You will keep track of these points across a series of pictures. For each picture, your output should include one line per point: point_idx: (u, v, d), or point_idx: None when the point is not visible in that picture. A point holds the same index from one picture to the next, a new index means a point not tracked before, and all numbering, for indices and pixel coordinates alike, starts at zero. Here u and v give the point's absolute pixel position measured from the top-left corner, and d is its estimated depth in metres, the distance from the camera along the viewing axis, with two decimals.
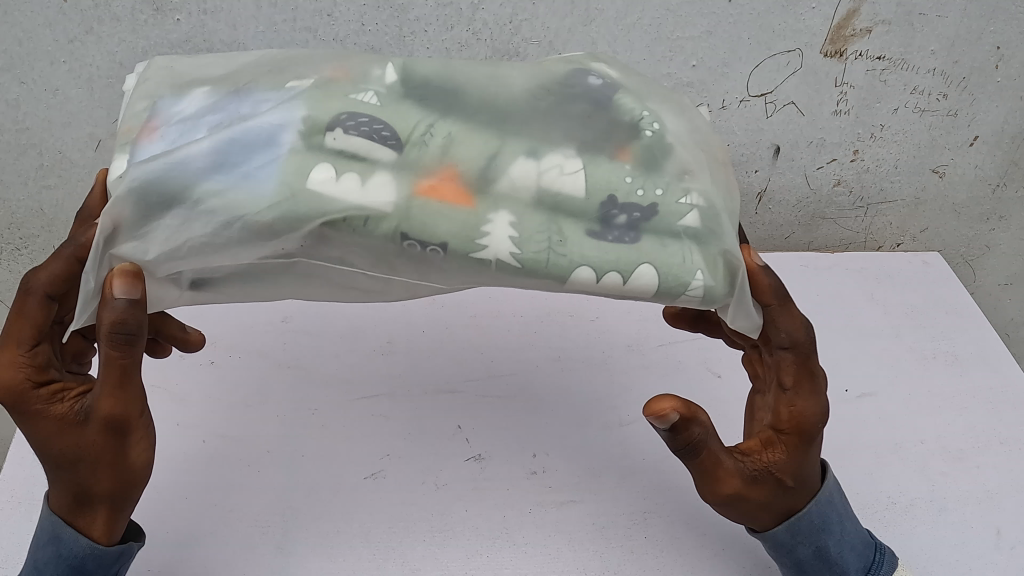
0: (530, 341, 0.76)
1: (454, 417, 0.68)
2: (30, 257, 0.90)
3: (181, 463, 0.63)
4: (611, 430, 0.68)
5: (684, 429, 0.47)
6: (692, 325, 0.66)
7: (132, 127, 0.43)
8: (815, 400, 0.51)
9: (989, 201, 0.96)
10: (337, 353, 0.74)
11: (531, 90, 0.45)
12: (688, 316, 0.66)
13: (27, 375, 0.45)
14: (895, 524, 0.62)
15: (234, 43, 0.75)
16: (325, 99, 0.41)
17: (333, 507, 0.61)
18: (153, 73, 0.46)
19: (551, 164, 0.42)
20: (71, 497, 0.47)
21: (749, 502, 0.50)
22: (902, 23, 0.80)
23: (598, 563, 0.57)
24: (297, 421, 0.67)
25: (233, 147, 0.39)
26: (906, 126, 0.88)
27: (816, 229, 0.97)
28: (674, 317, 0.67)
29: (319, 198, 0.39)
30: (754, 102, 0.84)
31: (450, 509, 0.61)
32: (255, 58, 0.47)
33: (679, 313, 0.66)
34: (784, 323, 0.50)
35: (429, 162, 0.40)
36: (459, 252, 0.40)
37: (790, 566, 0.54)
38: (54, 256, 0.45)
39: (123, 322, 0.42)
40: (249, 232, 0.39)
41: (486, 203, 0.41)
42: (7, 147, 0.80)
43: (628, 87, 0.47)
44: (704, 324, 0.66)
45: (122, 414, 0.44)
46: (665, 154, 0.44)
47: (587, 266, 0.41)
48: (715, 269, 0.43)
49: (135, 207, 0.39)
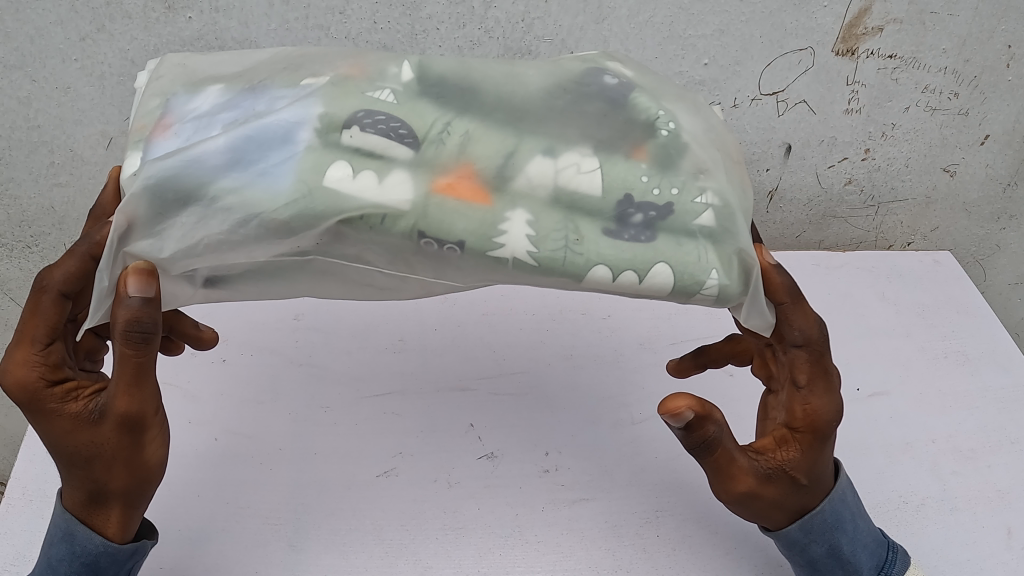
0: (542, 339, 0.77)
1: (466, 414, 0.68)
2: (41, 254, 0.90)
3: (194, 460, 0.64)
4: (622, 428, 0.68)
5: (699, 427, 0.47)
6: (694, 361, 0.62)
7: (147, 123, 0.43)
8: (829, 398, 0.51)
9: (1000, 200, 0.95)
10: (348, 351, 0.74)
11: (547, 89, 0.45)
12: (690, 360, 0.62)
13: (41, 374, 0.45)
14: (906, 523, 0.62)
15: (246, 41, 0.76)
16: (342, 96, 0.41)
17: (345, 505, 0.61)
18: (167, 70, 0.46)
19: (568, 163, 0.42)
20: (87, 494, 0.47)
21: (763, 500, 0.51)
22: (914, 22, 0.79)
23: (610, 561, 0.58)
24: (309, 418, 0.68)
25: (249, 144, 0.40)
26: (917, 125, 0.88)
27: (826, 227, 0.97)
28: (681, 370, 0.63)
29: (337, 196, 0.39)
30: (766, 100, 0.84)
31: (462, 507, 0.61)
32: (269, 55, 0.47)
33: (681, 364, 0.63)
34: (798, 321, 0.50)
35: (446, 160, 0.41)
36: (476, 250, 0.40)
37: (803, 565, 0.54)
38: (69, 254, 0.45)
39: (139, 320, 0.42)
40: (265, 230, 0.39)
41: (503, 201, 0.41)
42: (19, 145, 0.81)
43: (644, 86, 0.47)
44: (707, 359, 0.63)
45: (137, 412, 0.45)
46: (681, 153, 0.44)
47: (604, 265, 0.41)
48: (731, 268, 0.43)
49: (150, 203, 0.39)
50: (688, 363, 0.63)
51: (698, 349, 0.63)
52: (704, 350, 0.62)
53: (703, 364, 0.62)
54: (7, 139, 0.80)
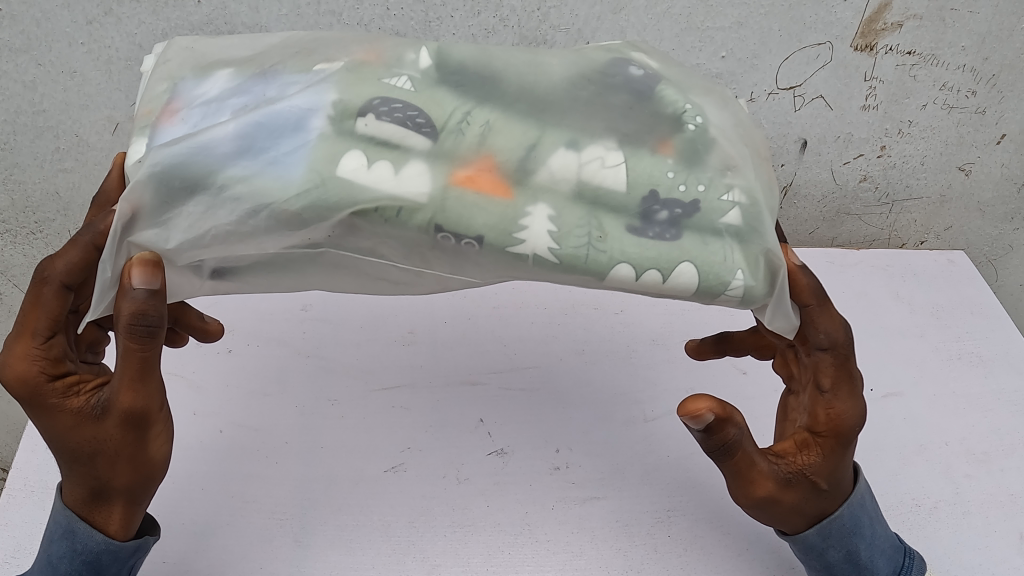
0: (553, 333, 0.75)
1: (476, 409, 0.67)
2: (45, 241, 0.89)
3: (198, 452, 0.63)
4: (634, 426, 0.67)
5: (719, 430, 0.46)
6: (715, 348, 0.63)
7: (154, 109, 0.42)
8: (853, 402, 0.49)
9: (1015, 200, 0.94)
10: (356, 343, 0.73)
11: (570, 79, 0.44)
12: (708, 343, 0.63)
13: (42, 369, 0.44)
14: (919, 526, 0.61)
15: (256, 26, 0.74)
16: (358, 82, 0.40)
17: (352, 500, 0.60)
18: (175, 53, 0.45)
19: (592, 157, 0.41)
20: (89, 490, 0.46)
21: (782, 505, 0.49)
22: (934, 18, 0.78)
23: (621, 562, 0.57)
24: (317, 411, 0.67)
25: (261, 131, 0.38)
26: (935, 122, 0.87)
27: (840, 224, 0.96)
28: (699, 351, 0.64)
29: (351, 186, 0.38)
30: (783, 95, 0.82)
31: (471, 503, 0.60)
32: (280, 39, 0.45)
33: (699, 345, 0.63)
34: (824, 324, 0.48)
35: (465, 152, 0.39)
36: (495, 245, 0.39)
37: (819, 569, 0.53)
38: (71, 244, 0.43)
39: (144, 313, 0.40)
40: (276, 221, 0.38)
41: (524, 195, 0.39)
42: (24, 129, 0.79)
43: (670, 78, 0.45)
44: (728, 347, 0.62)
45: (141, 408, 0.43)
46: (708, 148, 0.43)
47: (627, 263, 0.40)
48: (757, 269, 0.42)
49: (156, 192, 0.38)
50: (707, 346, 0.63)
51: (721, 335, 0.63)
52: (725, 337, 0.62)
53: (722, 351, 0.63)
54: (11, 123, 0.78)
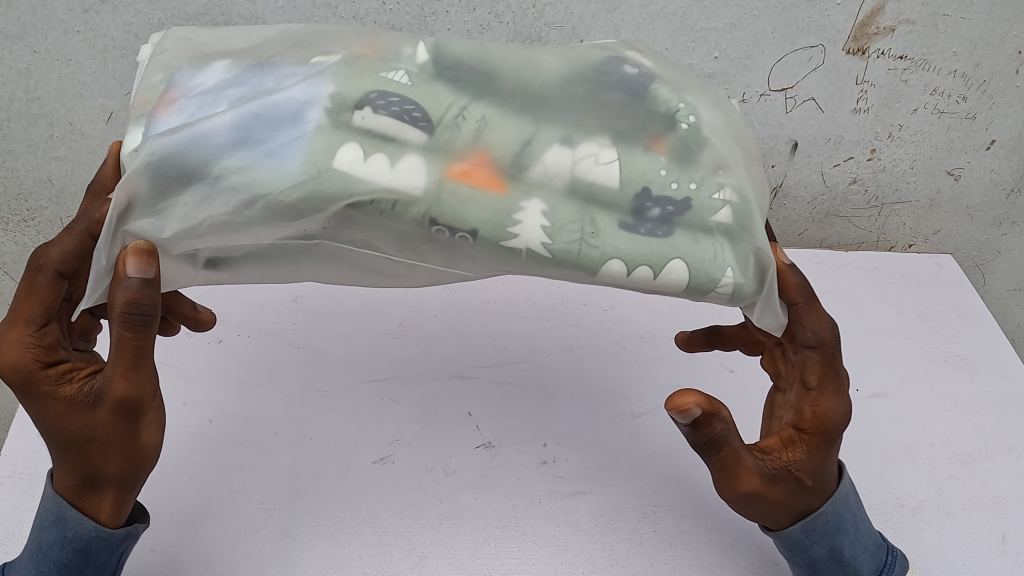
0: (543, 329, 0.76)
1: (465, 402, 0.68)
2: (37, 228, 0.88)
3: (187, 442, 0.63)
4: (622, 421, 0.67)
5: (707, 424, 0.46)
6: (706, 343, 0.63)
7: (150, 99, 0.42)
8: (839, 400, 0.50)
9: (1003, 205, 0.95)
10: (346, 335, 0.73)
11: (566, 76, 0.44)
12: (700, 335, 0.63)
13: (36, 356, 0.44)
14: (902, 526, 0.62)
15: (253, 18, 0.74)
16: (355, 75, 0.40)
17: (341, 491, 0.60)
18: (172, 43, 0.45)
19: (586, 154, 0.41)
20: (80, 478, 0.46)
21: (767, 500, 0.50)
22: (926, 24, 0.79)
23: (606, 556, 0.57)
24: (306, 402, 0.67)
25: (257, 122, 0.38)
26: (925, 126, 0.88)
27: (830, 226, 0.96)
28: (689, 343, 0.63)
29: (347, 178, 0.38)
30: (775, 96, 0.83)
31: (459, 496, 0.60)
32: (277, 32, 0.45)
33: (690, 337, 0.63)
34: (811, 323, 0.49)
35: (461, 146, 0.40)
36: (489, 239, 0.40)
37: (804, 565, 0.54)
38: (66, 231, 0.43)
39: (138, 302, 0.40)
40: (271, 212, 0.38)
41: (519, 190, 0.40)
42: (18, 116, 0.79)
43: (664, 77, 0.46)
44: (719, 341, 0.63)
45: (134, 396, 0.43)
46: (701, 147, 0.43)
47: (619, 259, 0.40)
48: (746, 267, 0.42)
49: (151, 180, 0.38)
50: (698, 338, 0.63)
51: (712, 328, 0.63)
52: (717, 330, 0.62)
53: (712, 344, 0.63)
54: (5, 110, 0.78)
